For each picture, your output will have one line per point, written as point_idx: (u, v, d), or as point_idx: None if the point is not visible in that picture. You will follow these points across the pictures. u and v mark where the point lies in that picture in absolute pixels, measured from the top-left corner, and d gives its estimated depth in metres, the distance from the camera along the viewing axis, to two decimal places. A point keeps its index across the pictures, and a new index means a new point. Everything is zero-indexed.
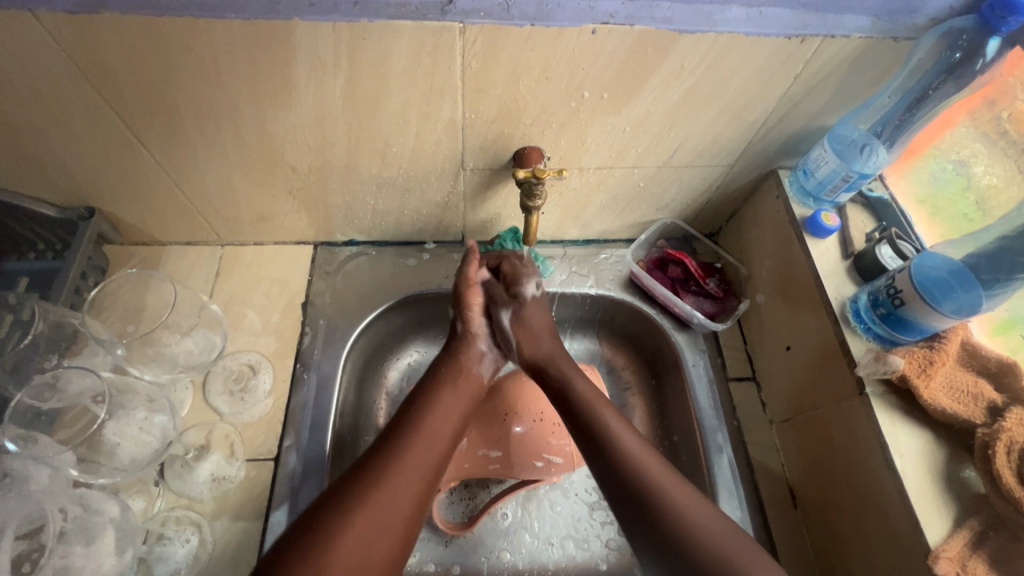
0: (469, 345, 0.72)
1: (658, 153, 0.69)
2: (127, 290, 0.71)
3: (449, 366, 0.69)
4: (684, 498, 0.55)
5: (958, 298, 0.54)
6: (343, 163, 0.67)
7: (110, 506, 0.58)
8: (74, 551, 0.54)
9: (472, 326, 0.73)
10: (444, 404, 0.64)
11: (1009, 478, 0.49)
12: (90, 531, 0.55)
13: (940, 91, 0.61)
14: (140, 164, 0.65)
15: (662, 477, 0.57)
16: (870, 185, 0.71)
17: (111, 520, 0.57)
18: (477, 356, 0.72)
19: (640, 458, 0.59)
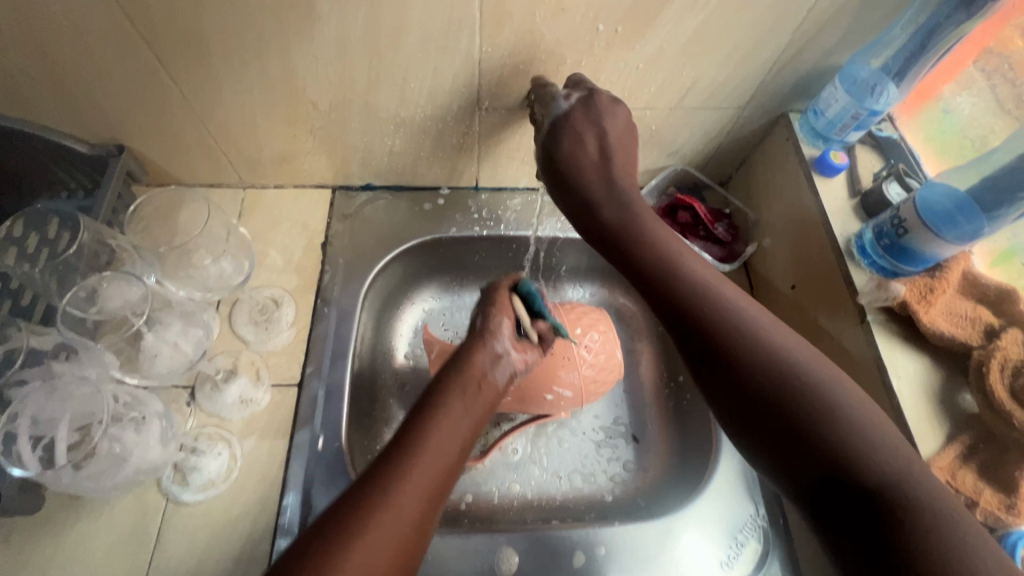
0: (487, 347, 0.62)
1: (671, 93, 0.70)
2: (159, 210, 0.75)
3: (461, 378, 0.59)
4: (895, 446, 0.42)
5: (959, 227, 0.55)
6: (363, 100, 0.69)
7: (154, 402, 0.61)
8: (126, 437, 0.58)
9: (494, 324, 0.63)
10: (457, 408, 0.56)
11: (1001, 392, 0.52)
12: (141, 421, 0.59)
13: (951, 21, 0.59)
14: (168, 100, 0.67)
15: (844, 412, 0.44)
16: (880, 126, 0.72)
17: (158, 414, 0.61)
18: (490, 365, 0.61)
19: (825, 381, 0.45)
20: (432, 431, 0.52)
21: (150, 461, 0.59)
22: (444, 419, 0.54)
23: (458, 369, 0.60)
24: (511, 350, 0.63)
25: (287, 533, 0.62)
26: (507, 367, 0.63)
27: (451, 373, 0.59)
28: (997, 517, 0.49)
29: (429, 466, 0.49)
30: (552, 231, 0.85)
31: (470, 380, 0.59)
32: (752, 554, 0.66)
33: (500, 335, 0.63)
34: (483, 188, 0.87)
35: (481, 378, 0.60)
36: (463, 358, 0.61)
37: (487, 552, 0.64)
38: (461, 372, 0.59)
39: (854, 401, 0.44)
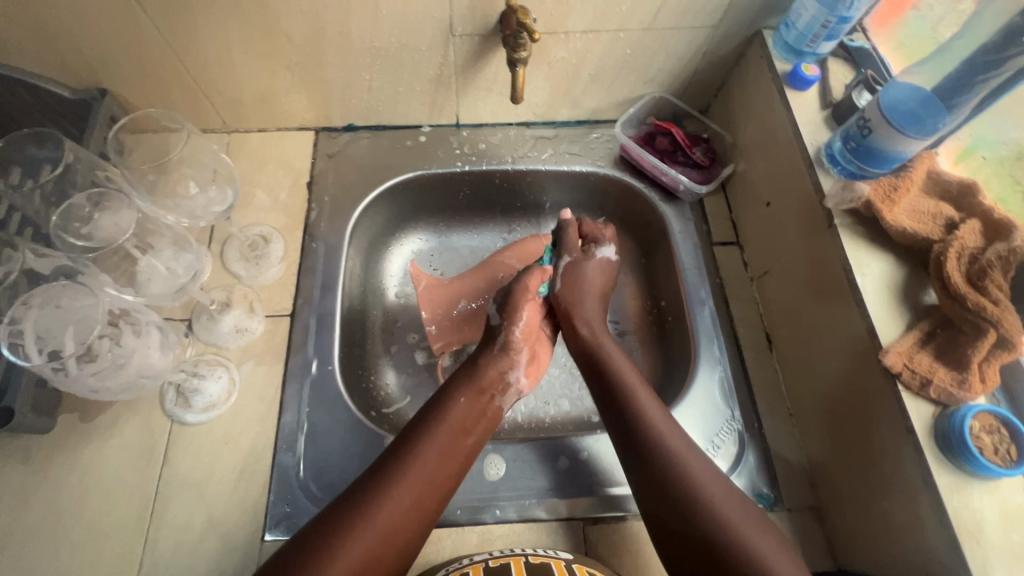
0: (503, 362, 0.67)
1: (643, 12, 0.71)
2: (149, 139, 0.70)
3: (471, 390, 0.63)
4: (709, 474, 0.55)
5: (923, 122, 0.57)
6: (337, 30, 0.70)
7: (151, 313, 0.63)
8: (125, 341, 0.60)
9: (515, 351, 0.68)
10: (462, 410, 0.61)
11: (958, 279, 0.53)
12: (138, 327, 0.61)
13: None
14: (146, 38, 0.68)
15: (677, 454, 0.56)
16: (851, 37, 0.73)
17: (155, 323, 0.64)
18: (501, 388, 0.67)
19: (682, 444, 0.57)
20: (431, 444, 0.57)
21: (151, 365, 0.62)
22: (445, 430, 0.59)
23: (467, 381, 0.64)
24: (523, 379, 0.69)
25: (285, 448, 0.66)
26: (515, 394, 0.68)
27: (461, 386, 0.64)
28: (951, 393, 0.51)
29: (428, 466, 0.56)
30: (534, 162, 0.86)
31: (482, 393, 0.64)
32: (729, 454, 0.67)
33: (517, 366, 0.69)
34: (464, 124, 0.88)
35: (492, 395, 0.65)
36: (475, 371, 0.66)
37: (473, 459, 0.67)
38: (471, 379, 0.64)
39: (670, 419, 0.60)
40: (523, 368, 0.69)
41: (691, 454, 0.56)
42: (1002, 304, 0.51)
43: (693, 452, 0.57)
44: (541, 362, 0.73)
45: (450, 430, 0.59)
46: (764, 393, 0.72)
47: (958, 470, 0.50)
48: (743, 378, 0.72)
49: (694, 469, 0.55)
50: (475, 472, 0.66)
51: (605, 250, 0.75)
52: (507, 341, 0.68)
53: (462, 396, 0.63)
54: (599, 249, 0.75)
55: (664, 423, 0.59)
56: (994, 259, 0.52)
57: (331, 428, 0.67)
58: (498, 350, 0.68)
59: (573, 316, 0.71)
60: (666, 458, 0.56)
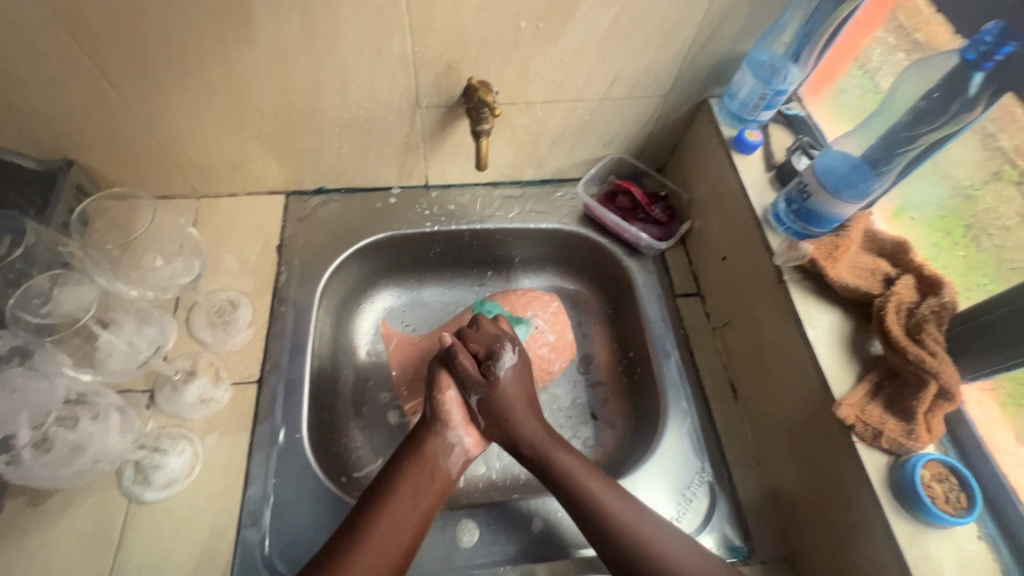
0: (438, 430, 0.66)
1: (598, 84, 0.76)
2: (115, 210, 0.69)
3: (416, 459, 0.63)
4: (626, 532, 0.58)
5: (855, 187, 0.61)
6: (307, 104, 0.72)
7: (110, 394, 0.60)
8: (83, 425, 0.57)
9: (446, 411, 0.67)
10: (407, 487, 0.61)
11: (898, 333, 0.57)
12: (98, 412, 0.59)
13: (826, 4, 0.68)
14: (117, 114, 0.70)
15: (631, 527, 0.58)
16: (789, 106, 0.80)
17: (114, 404, 0.60)
18: (446, 451, 0.65)
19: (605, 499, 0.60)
20: (381, 514, 0.58)
21: (110, 452, 0.58)
22: (396, 498, 0.59)
23: (409, 453, 0.64)
24: (465, 437, 0.67)
25: (250, 524, 0.63)
26: (462, 454, 0.66)
27: (404, 455, 0.64)
28: (901, 443, 0.54)
29: (378, 536, 0.56)
30: (502, 221, 0.89)
31: (424, 462, 0.63)
32: (701, 507, 0.68)
33: (452, 425, 0.66)
34: (433, 186, 0.91)
35: (437, 458, 0.64)
36: (416, 440, 0.65)
37: (446, 525, 0.66)
38: (413, 451, 0.64)
39: (596, 479, 0.61)
40: (464, 427, 0.67)
41: (649, 525, 0.58)
42: (939, 356, 0.54)
43: (627, 509, 0.59)
44: None
45: (400, 496, 0.60)
46: (732, 443, 0.73)
47: (914, 519, 0.52)
48: (711, 429, 0.74)
49: (615, 513, 0.59)
50: (447, 539, 0.65)
51: (504, 360, 0.69)
52: (434, 407, 0.67)
53: (408, 466, 0.62)
54: (499, 365, 0.68)
55: (606, 495, 0.60)
56: (927, 313, 0.56)
57: (299, 499, 0.65)
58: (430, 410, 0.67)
59: (507, 402, 0.67)
60: (608, 523, 0.58)
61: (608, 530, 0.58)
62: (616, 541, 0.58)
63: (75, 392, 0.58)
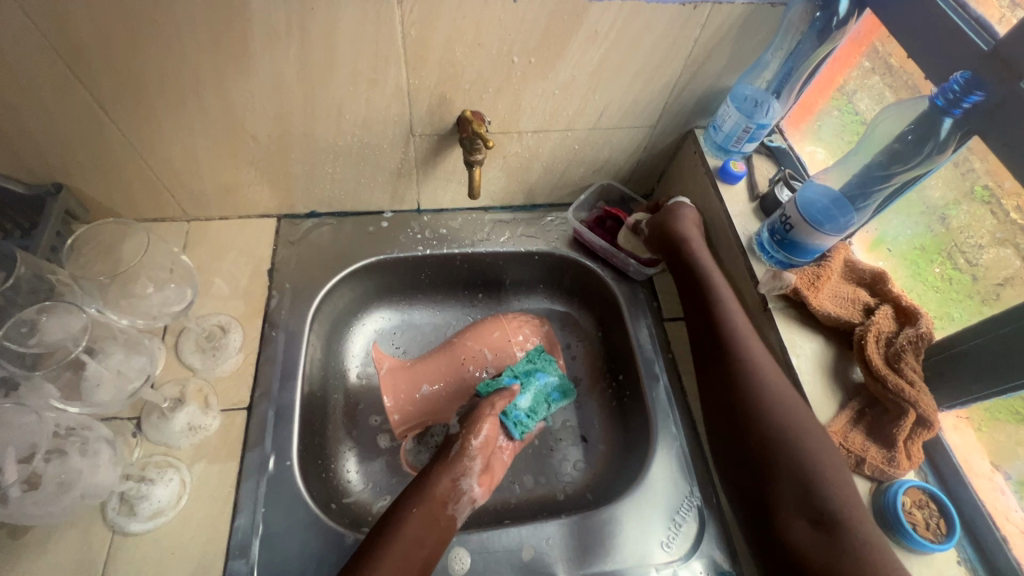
0: (456, 470, 0.67)
1: (588, 115, 0.78)
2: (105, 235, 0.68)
3: (425, 503, 0.63)
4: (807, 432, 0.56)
5: (835, 220, 0.64)
6: (301, 131, 0.73)
7: (101, 427, 0.59)
8: (72, 458, 0.56)
9: (468, 455, 0.69)
10: (415, 524, 0.61)
11: (878, 361, 0.59)
12: (87, 445, 0.57)
13: (804, 46, 0.71)
14: (109, 140, 0.70)
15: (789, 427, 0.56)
16: (771, 138, 0.83)
17: (105, 437, 0.59)
18: (455, 496, 0.66)
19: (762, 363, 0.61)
20: (387, 557, 0.58)
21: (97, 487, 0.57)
22: (402, 541, 0.59)
23: (418, 494, 0.64)
24: (476, 487, 0.67)
25: (238, 555, 0.63)
26: (469, 504, 0.66)
27: (413, 497, 0.64)
28: (883, 470, 0.55)
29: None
30: (493, 245, 0.90)
31: (436, 501, 0.64)
32: (690, 532, 0.69)
33: (468, 472, 0.68)
34: (425, 210, 0.92)
35: (445, 502, 0.64)
36: (429, 479, 0.66)
37: (439, 554, 0.65)
38: (422, 492, 0.64)
39: (763, 353, 0.62)
40: (478, 476, 0.68)
41: (806, 416, 0.57)
42: (918, 387, 0.57)
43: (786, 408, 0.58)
44: (496, 473, 0.71)
45: (406, 540, 0.59)
46: None
47: (896, 545, 0.53)
48: (699, 453, 0.75)
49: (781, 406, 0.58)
50: (440, 569, 0.64)
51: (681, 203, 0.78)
52: (462, 448, 0.69)
53: (416, 509, 0.62)
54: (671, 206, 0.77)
55: (791, 397, 0.59)
56: (906, 343, 0.58)
57: (289, 528, 0.65)
58: (455, 453, 0.69)
59: (681, 223, 0.75)
60: (784, 409, 0.57)
61: (795, 446, 0.55)
62: (790, 435, 0.56)
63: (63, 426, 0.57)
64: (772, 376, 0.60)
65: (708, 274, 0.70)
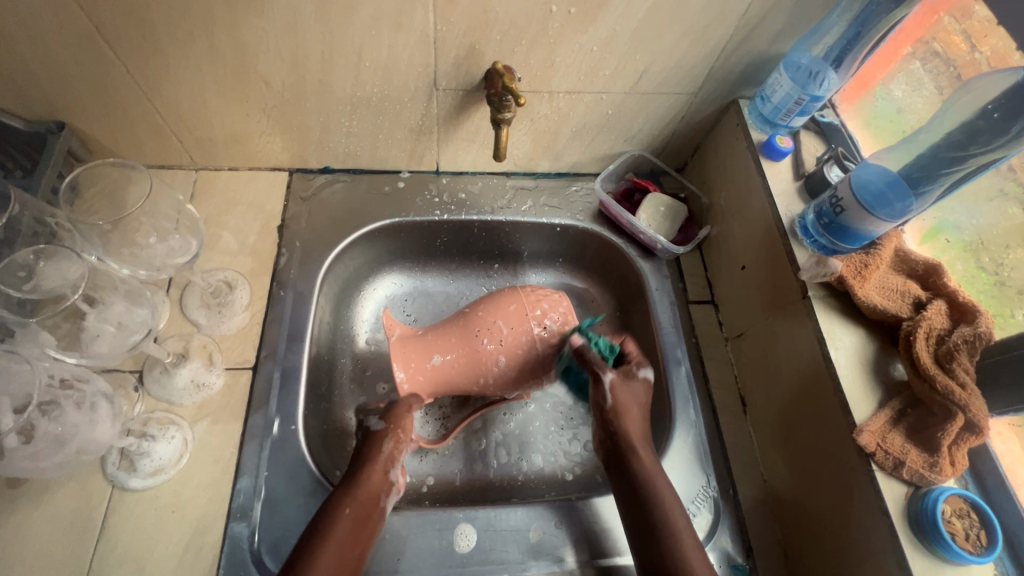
0: (384, 463, 0.63)
1: (626, 77, 0.72)
2: (107, 182, 0.65)
3: (358, 500, 0.59)
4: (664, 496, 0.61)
5: (891, 204, 0.59)
6: (317, 78, 0.68)
7: (98, 380, 0.58)
8: (67, 415, 0.54)
9: (392, 448, 0.64)
10: (343, 528, 0.56)
11: (926, 359, 0.55)
12: (82, 399, 0.56)
13: (880, 9, 0.64)
14: (114, 77, 0.65)
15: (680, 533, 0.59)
16: (823, 112, 0.76)
17: (102, 392, 0.58)
18: (386, 488, 0.62)
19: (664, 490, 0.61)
20: (324, 556, 0.54)
21: (94, 443, 0.55)
22: (338, 539, 0.56)
23: (351, 489, 0.59)
24: (402, 477, 0.64)
25: (238, 517, 0.61)
26: (397, 493, 0.63)
27: (344, 494, 0.59)
28: (922, 475, 0.52)
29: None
30: (513, 214, 0.86)
31: (366, 503, 0.59)
32: (704, 523, 0.66)
33: (397, 464, 0.63)
34: (444, 172, 0.87)
35: (378, 496, 0.61)
36: (360, 474, 0.61)
37: (443, 529, 0.63)
38: (354, 488, 0.59)
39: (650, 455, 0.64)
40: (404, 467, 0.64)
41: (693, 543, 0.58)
42: (969, 387, 0.52)
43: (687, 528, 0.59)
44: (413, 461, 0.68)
45: (341, 537, 0.56)
46: (739, 458, 0.71)
47: (931, 554, 0.50)
48: (718, 442, 0.72)
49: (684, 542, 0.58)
50: (444, 544, 0.62)
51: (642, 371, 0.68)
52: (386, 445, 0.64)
53: (349, 507, 0.58)
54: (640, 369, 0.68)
55: (651, 465, 0.63)
56: (960, 342, 0.54)
57: (291, 494, 0.63)
58: (386, 446, 0.64)
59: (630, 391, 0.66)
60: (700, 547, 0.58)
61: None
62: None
63: (58, 380, 0.55)
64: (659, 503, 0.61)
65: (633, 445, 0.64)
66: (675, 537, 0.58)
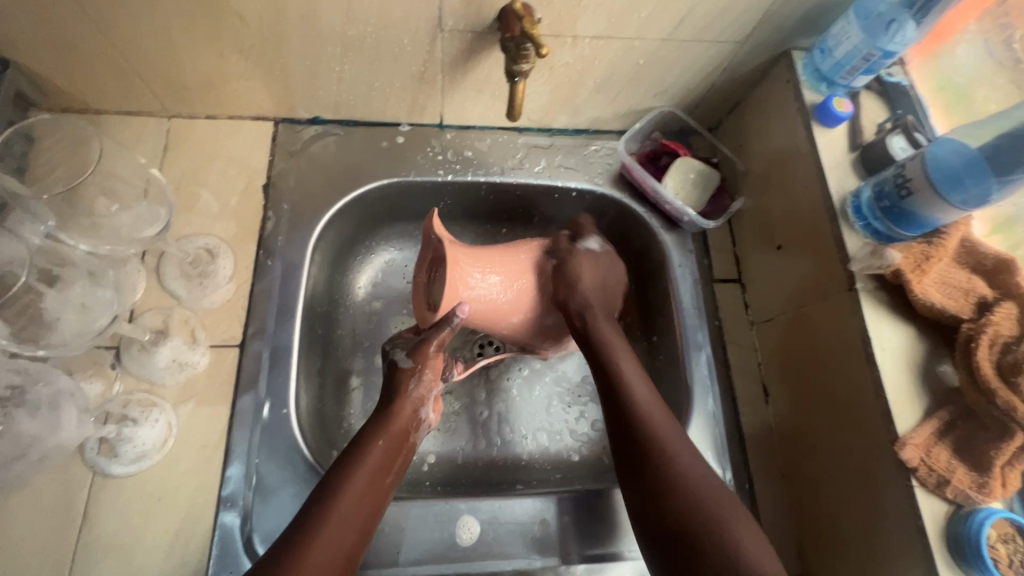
0: (417, 398, 0.60)
1: (664, 21, 0.61)
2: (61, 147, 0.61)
3: (391, 433, 0.57)
4: (667, 424, 0.55)
5: (966, 190, 0.51)
6: (301, 14, 0.58)
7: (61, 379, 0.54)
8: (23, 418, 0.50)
9: (423, 387, 0.61)
10: (378, 452, 0.55)
11: (988, 369, 0.49)
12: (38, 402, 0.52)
13: None
14: (58, 9, 0.55)
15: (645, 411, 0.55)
16: (889, 71, 0.66)
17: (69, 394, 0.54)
18: (416, 424, 0.60)
19: (643, 397, 0.57)
20: (358, 475, 0.53)
21: (62, 446, 0.53)
22: (372, 458, 0.54)
23: (382, 424, 0.57)
24: (432, 414, 0.62)
25: (229, 506, 0.58)
26: (426, 429, 0.62)
27: (376, 429, 0.57)
28: (968, 496, 0.48)
29: (350, 507, 0.51)
30: (525, 175, 0.77)
31: (399, 435, 0.58)
32: None
33: (427, 402, 0.61)
34: (448, 125, 0.77)
35: (408, 432, 0.59)
36: (390, 409, 0.59)
37: (445, 521, 0.60)
38: (384, 424, 0.57)
39: (632, 363, 0.59)
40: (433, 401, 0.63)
41: (661, 417, 0.55)
42: None
43: (679, 439, 0.54)
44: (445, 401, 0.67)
45: (371, 470, 0.54)
46: (757, 450, 0.67)
47: None
48: (736, 434, 0.67)
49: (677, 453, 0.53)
50: (446, 536, 0.60)
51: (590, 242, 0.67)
52: (418, 381, 0.61)
53: (382, 440, 0.56)
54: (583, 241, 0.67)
55: (647, 395, 0.57)
56: None
57: (284, 482, 0.59)
58: (412, 387, 0.60)
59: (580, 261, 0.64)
60: (687, 464, 0.52)
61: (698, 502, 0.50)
62: (662, 459, 0.52)
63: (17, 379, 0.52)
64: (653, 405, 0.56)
65: (578, 308, 0.62)
66: (676, 454, 0.53)
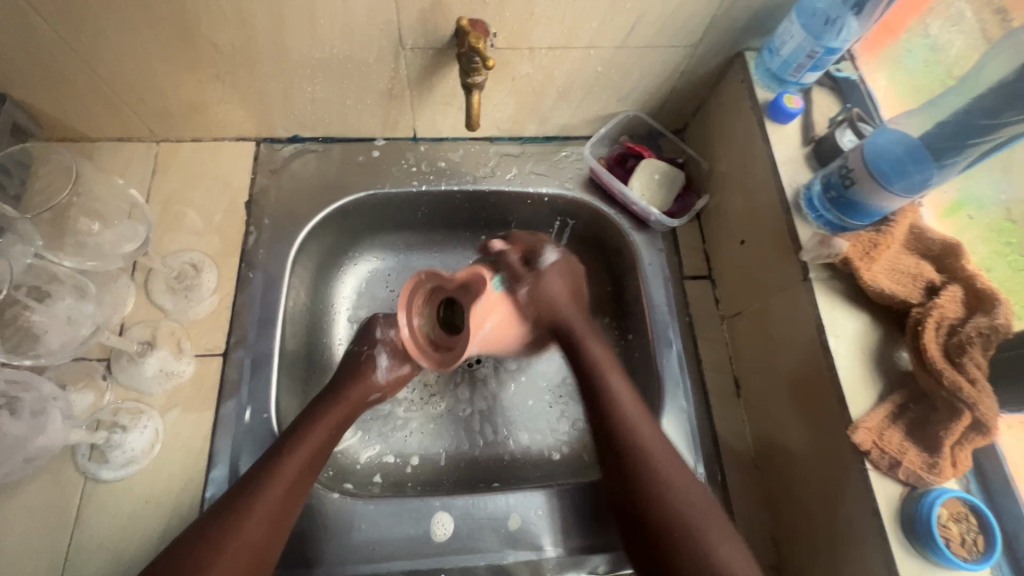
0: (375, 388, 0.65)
1: (616, 30, 0.64)
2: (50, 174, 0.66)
3: (341, 407, 0.62)
4: (663, 450, 0.56)
5: (909, 176, 0.52)
6: (269, 39, 0.61)
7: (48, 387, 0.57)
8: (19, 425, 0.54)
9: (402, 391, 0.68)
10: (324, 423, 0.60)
11: (935, 352, 0.50)
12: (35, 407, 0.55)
13: None
14: (47, 46, 0.59)
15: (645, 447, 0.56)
16: (839, 66, 0.69)
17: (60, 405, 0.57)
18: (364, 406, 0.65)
19: (627, 404, 0.59)
20: (302, 446, 0.57)
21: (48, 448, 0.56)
22: (319, 430, 0.59)
23: (335, 399, 0.62)
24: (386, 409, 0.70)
25: None
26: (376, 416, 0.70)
27: (329, 401, 0.62)
28: (920, 477, 0.49)
29: (288, 480, 0.55)
30: (497, 183, 0.79)
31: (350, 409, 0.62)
32: None
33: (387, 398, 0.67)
34: (422, 139, 0.81)
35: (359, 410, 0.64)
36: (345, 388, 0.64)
37: (420, 518, 0.62)
38: (338, 399, 0.63)
39: (621, 379, 0.61)
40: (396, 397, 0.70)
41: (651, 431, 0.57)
42: (980, 385, 0.48)
43: (668, 458, 0.56)
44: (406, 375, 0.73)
45: (312, 449, 0.57)
46: (729, 443, 0.68)
47: (922, 558, 0.48)
48: (707, 426, 0.68)
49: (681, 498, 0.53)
50: (421, 533, 0.61)
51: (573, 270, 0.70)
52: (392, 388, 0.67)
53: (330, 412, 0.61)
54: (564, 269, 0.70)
55: (619, 384, 0.61)
56: (974, 335, 0.49)
57: None
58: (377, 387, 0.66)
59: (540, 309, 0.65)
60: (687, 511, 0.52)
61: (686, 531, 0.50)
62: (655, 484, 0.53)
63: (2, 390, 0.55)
64: (642, 417, 0.58)
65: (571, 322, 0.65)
66: (648, 451, 0.56)
